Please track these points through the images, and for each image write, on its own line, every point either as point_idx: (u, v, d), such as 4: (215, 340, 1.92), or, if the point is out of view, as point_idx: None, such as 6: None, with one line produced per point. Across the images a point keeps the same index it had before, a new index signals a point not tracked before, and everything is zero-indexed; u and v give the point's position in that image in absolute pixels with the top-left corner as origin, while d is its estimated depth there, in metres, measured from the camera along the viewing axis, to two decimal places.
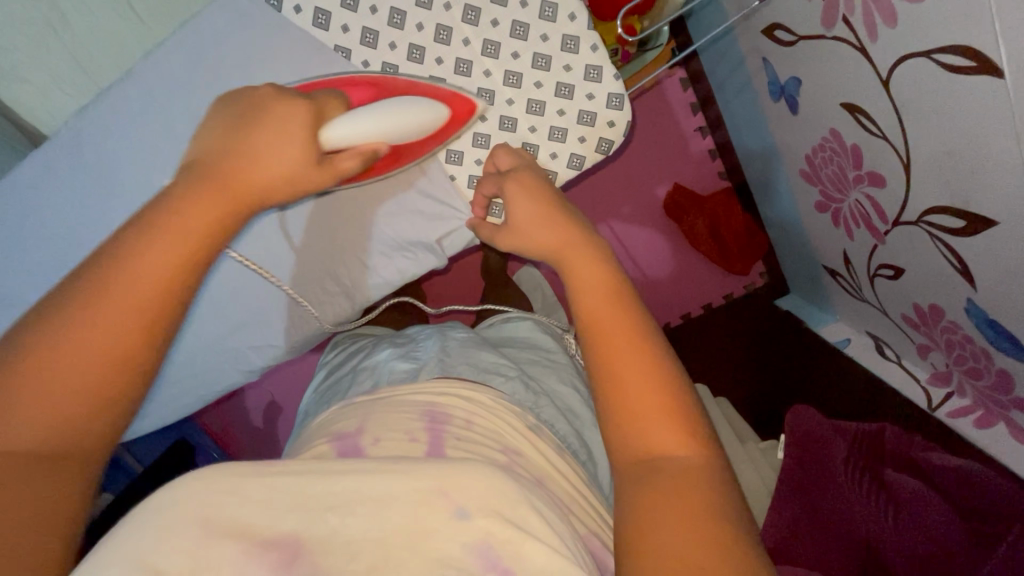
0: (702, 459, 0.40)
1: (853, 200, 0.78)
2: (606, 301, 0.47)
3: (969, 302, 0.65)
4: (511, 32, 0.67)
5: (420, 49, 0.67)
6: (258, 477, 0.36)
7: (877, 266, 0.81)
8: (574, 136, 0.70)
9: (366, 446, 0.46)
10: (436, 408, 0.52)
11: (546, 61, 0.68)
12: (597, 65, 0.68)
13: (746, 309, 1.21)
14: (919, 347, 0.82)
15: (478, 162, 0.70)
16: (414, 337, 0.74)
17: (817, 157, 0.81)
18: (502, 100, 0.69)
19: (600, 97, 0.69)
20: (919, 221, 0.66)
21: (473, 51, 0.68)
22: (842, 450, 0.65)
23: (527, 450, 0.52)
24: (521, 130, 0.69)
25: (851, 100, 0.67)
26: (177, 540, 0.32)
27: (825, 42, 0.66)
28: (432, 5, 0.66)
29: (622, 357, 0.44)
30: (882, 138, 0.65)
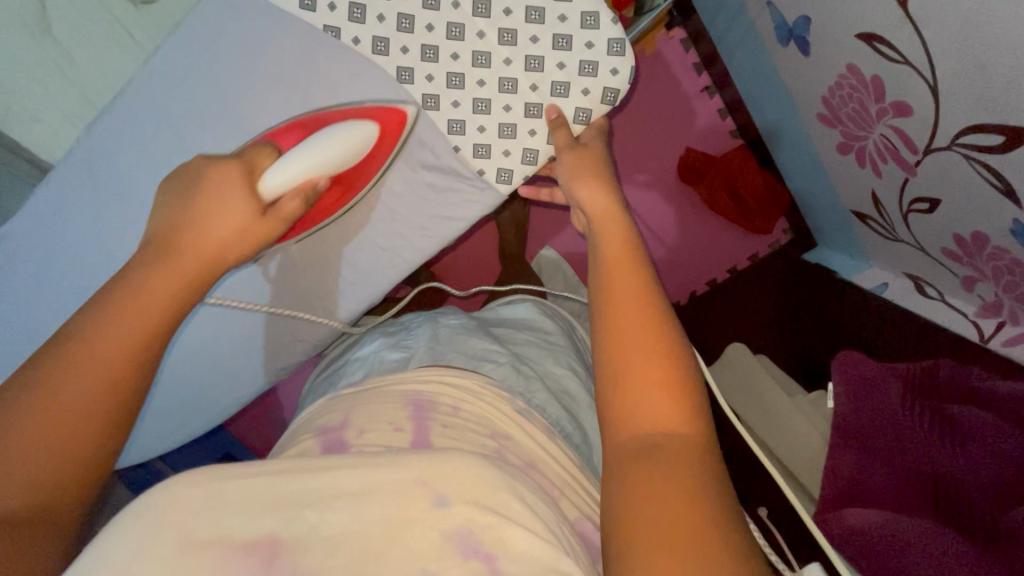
0: (701, 441, 0.41)
1: (877, 135, 0.75)
2: (634, 287, 0.48)
3: (1017, 224, 0.62)
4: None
5: (409, 17, 0.66)
6: (230, 479, 0.37)
7: (910, 202, 0.78)
8: (578, 89, 0.67)
9: (350, 439, 0.47)
10: (421, 396, 0.53)
11: (541, 14, 0.66)
12: (592, 11, 0.65)
13: (754, 273, 1.20)
14: (964, 280, 0.78)
15: (480, 128, 0.70)
16: (406, 325, 0.77)
17: (835, 97, 0.79)
18: (499, 61, 0.67)
19: (600, 45, 0.66)
20: (952, 145, 0.63)
21: (464, 14, 0.66)
22: (895, 390, 0.62)
23: (517, 434, 0.52)
24: (522, 90, 0.68)
25: (867, 29, 0.64)
26: (156, 545, 0.33)
27: None
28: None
29: (635, 337, 0.45)
30: (905, 64, 0.62)
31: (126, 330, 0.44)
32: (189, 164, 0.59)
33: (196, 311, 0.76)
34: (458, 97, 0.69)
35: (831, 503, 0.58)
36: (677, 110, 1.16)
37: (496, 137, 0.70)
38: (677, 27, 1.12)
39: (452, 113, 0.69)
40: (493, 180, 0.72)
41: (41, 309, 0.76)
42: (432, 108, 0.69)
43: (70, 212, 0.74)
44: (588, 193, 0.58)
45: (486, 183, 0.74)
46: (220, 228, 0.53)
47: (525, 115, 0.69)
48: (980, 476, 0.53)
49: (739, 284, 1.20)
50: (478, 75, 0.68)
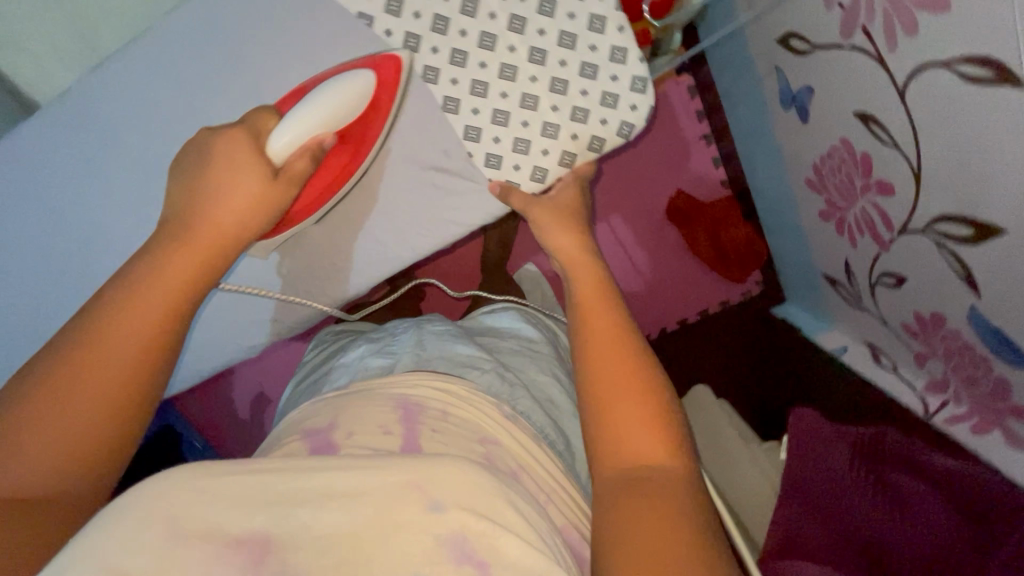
0: (683, 475, 0.43)
1: (858, 208, 0.80)
2: (610, 323, 0.52)
3: (972, 310, 0.66)
4: (538, 9, 0.66)
5: (445, 19, 0.66)
6: (229, 473, 0.37)
7: (879, 275, 0.83)
8: (596, 118, 0.69)
9: (339, 441, 0.48)
10: (410, 400, 0.53)
11: (572, 41, 0.67)
12: (623, 46, 0.67)
13: (723, 319, 1.24)
14: (917, 355, 0.83)
15: (495, 139, 0.70)
16: (391, 331, 0.77)
17: (825, 165, 0.83)
18: (525, 78, 0.68)
19: (624, 80, 0.68)
20: (927, 228, 0.67)
21: (499, 26, 0.67)
22: (843, 452, 0.66)
23: (505, 440, 0.53)
24: (542, 109, 0.68)
25: (864, 109, 0.69)
26: (146, 537, 0.33)
27: (843, 51, 0.67)
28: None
29: (613, 371, 0.48)
30: (893, 147, 0.67)
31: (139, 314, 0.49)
32: (196, 141, 0.62)
33: (212, 296, 0.80)
34: (479, 104, 0.69)
35: (771, 554, 0.59)
36: (673, 153, 1.20)
37: (510, 149, 0.70)
38: (685, 73, 1.17)
39: (471, 119, 0.69)
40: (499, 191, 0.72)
41: (25, 247, 0.76)
42: (451, 110, 0.69)
43: (73, 154, 0.73)
44: (561, 242, 0.63)
45: None
46: (230, 203, 0.58)
47: (542, 133, 0.69)
48: (914, 544, 0.56)
49: (709, 329, 1.24)
50: (502, 87, 0.68)
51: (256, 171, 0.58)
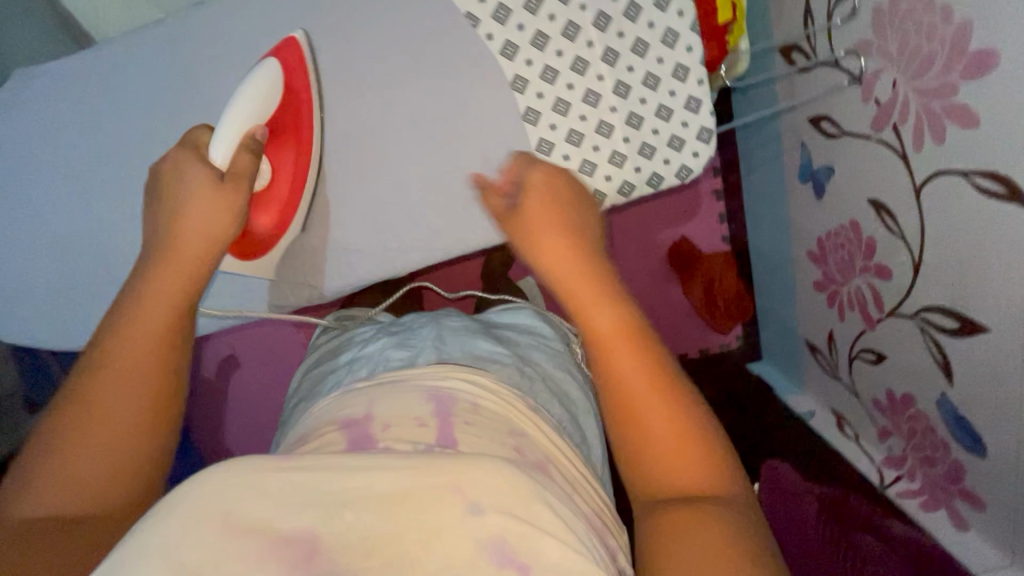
0: (729, 495, 0.43)
1: (853, 285, 0.86)
2: (618, 340, 0.49)
3: (942, 397, 0.73)
4: (632, 47, 0.70)
5: (545, 38, 0.69)
6: (273, 467, 0.38)
7: (860, 350, 0.89)
8: (660, 157, 0.73)
9: (377, 434, 0.51)
10: (442, 393, 0.56)
11: (656, 82, 0.70)
12: (698, 97, 0.71)
13: (702, 366, 1.28)
14: (880, 429, 0.89)
15: (565, 156, 0.72)
16: (409, 325, 0.81)
17: (829, 241, 0.90)
18: (605, 106, 0.71)
19: (693, 127, 0.72)
20: (915, 315, 0.74)
21: (593, 54, 0.70)
22: (811, 507, 0.70)
23: (531, 432, 0.57)
24: (614, 138, 0.72)
25: (879, 197, 0.75)
26: (200, 535, 0.35)
27: (870, 141, 0.74)
28: (570, 3, 0.69)
29: (635, 395, 0.47)
30: (899, 236, 0.73)
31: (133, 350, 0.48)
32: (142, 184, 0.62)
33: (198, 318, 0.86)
34: (557, 121, 0.71)
35: None
36: (684, 202, 1.20)
37: (575, 168, 0.72)
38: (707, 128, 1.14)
39: (546, 133, 0.72)
40: None
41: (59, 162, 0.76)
42: (529, 120, 0.71)
43: (134, 88, 0.74)
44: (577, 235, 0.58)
45: None
46: (195, 219, 0.55)
47: (609, 160, 0.72)
48: None
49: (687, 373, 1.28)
50: (582, 110, 0.71)
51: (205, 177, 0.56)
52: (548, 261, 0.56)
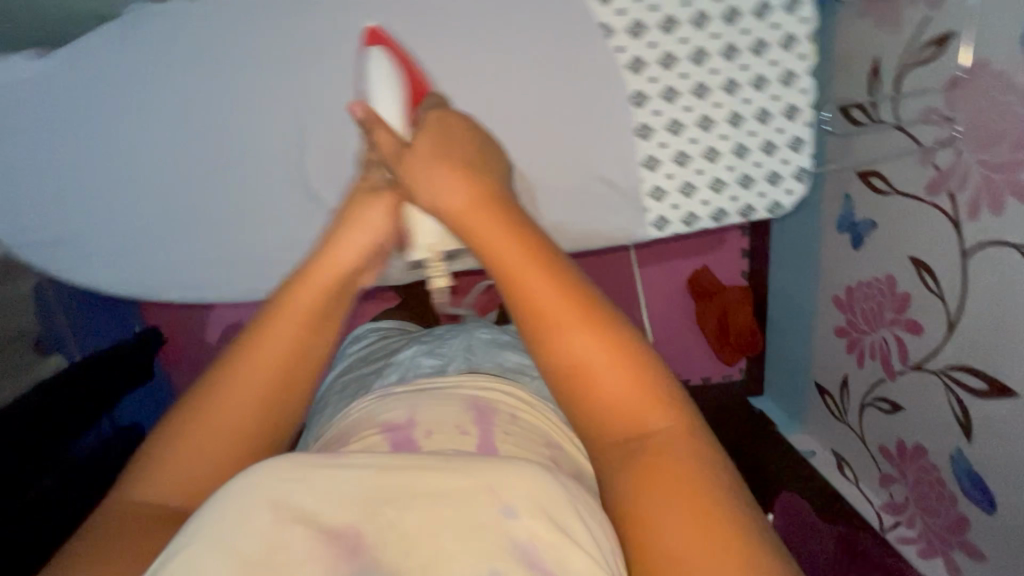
0: (678, 431, 0.40)
1: (879, 335, 0.91)
2: (535, 277, 0.41)
3: (957, 451, 0.77)
4: (752, 82, 0.74)
5: (674, 60, 0.72)
6: (322, 464, 0.37)
7: (876, 398, 0.93)
8: (755, 187, 0.78)
9: (419, 439, 0.53)
10: (483, 402, 0.57)
11: (767, 117, 0.75)
12: (800, 138, 0.77)
13: (707, 396, 1.30)
14: (884, 476, 0.94)
15: (670, 174, 0.77)
16: (439, 335, 0.84)
17: (860, 290, 0.94)
18: (716, 133, 0.75)
19: (790, 165, 0.78)
20: (941, 371, 0.78)
21: (716, 82, 0.73)
22: (824, 538, 0.88)
23: (563, 444, 0.59)
24: (718, 164, 0.77)
25: (921, 256, 0.80)
26: (248, 524, 0.34)
27: (921, 203, 0.78)
28: (704, 29, 0.71)
29: (576, 351, 0.41)
30: (938, 296, 0.77)
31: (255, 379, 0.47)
32: None
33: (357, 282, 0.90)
34: (669, 141, 0.76)
35: None
36: (709, 237, 1.23)
37: (675, 188, 0.78)
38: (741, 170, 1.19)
39: (656, 150, 0.76)
40: (649, 220, 0.80)
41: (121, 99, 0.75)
42: (642, 136, 0.75)
43: (216, 38, 0.73)
44: (444, 184, 0.46)
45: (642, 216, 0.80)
46: (346, 251, 0.51)
47: (709, 184, 0.78)
48: None
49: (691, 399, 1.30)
50: (694, 134, 0.75)
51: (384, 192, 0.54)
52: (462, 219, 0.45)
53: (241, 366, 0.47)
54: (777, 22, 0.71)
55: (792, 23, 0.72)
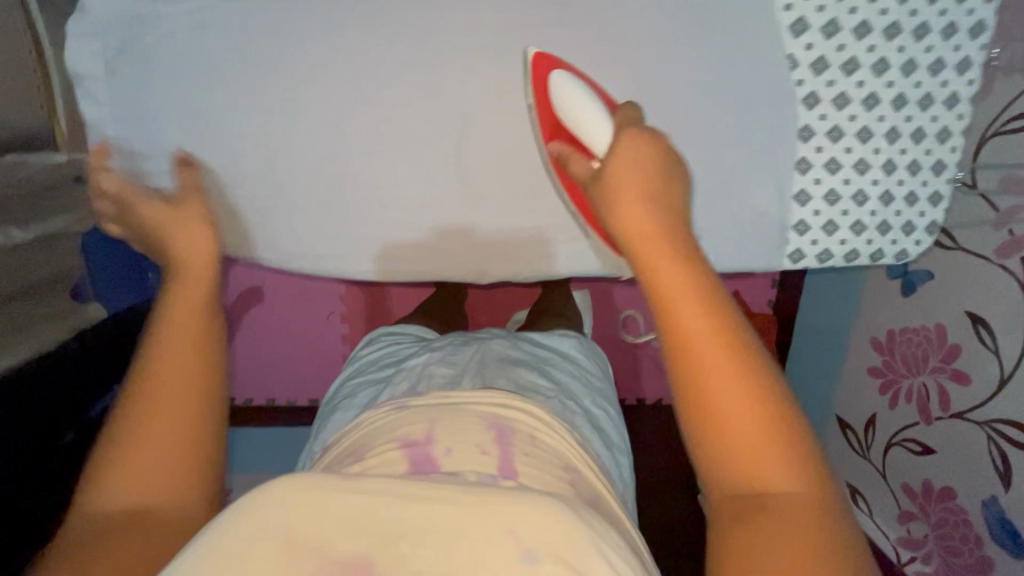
0: (805, 494, 0.39)
1: (919, 381, 0.95)
2: (694, 305, 0.42)
3: (992, 498, 0.83)
4: (913, 133, 0.70)
5: (847, 100, 0.68)
6: (332, 487, 0.39)
7: (904, 438, 0.98)
8: (891, 236, 0.74)
9: (439, 456, 0.55)
10: (503, 422, 0.59)
11: (917, 170, 0.72)
12: (941, 194, 0.73)
13: None
14: (902, 512, 0.99)
15: (816, 211, 0.72)
16: (451, 343, 0.83)
17: (903, 335, 0.99)
18: (869, 178, 0.71)
19: (927, 219, 0.74)
20: (986, 423, 0.83)
21: (881, 127, 0.69)
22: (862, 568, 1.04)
23: (581, 468, 0.60)
24: (864, 208, 0.72)
25: (981, 313, 0.85)
26: (268, 541, 0.37)
27: (990, 264, 0.83)
28: (882, 74, 0.67)
29: (724, 383, 0.41)
30: (994, 352, 0.83)
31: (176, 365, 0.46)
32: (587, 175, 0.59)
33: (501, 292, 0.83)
34: (823, 178, 0.71)
35: None
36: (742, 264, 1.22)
37: (818, 225, 0.73)
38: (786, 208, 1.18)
39: (808, 186, 0.71)
40: (787, 252, 0.74)
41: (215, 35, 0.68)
42: (799, 169, 0.70)
43: None
44: (626, 202, 0.47)
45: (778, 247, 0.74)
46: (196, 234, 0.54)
47: (849, 227, 0.73)
48: None
49: None
50: (848, 175, 0.71)
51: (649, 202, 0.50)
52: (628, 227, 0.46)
53: (162, 353, 0.46)
54: (947, 79, 0.68)
55: (960, 84, 0.69)
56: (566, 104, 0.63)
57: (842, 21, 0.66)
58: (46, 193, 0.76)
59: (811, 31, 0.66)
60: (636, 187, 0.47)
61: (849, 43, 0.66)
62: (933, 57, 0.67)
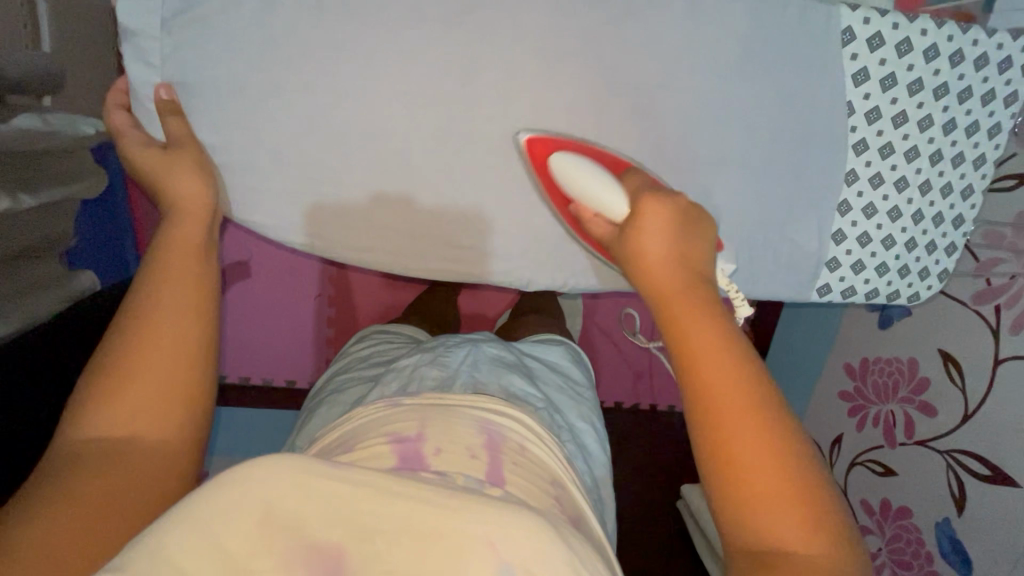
0: (824, 558, 0.38)
1: (887, 408, 1.03)
2: (716, 359, 0.42)
3: (944, 520, 0.91)
4: (942, 188, 0.75)
5: (890, 150, 0.72)
6: (325, 471, 0.35)
7: (868, 459, 1.06)
8: (907, 279, 0.79)
9: (429, 457, 0.47)
10: (493, 427, 0.53)
11: (940, 222, 0.77)
12: (955, 246, 0.80)
13: None
14: (860, 527, 1.08)
15: (846, 250, 0.76)
16: (447, 341, 0.75)
17: (876, 364, 1.07)
18: (898, 225, 0.76)
19: (940, 267, 0.80)
20: (946, 452, 0.92)
21: (916, 179, 0.74)
22: None
23: (568, 483, 0.53)
24: (890, 252, 0.77)
25: (951, 351, 0.92)
26: (240, 522, 0.33)
27: (965, 308, 0.91)
28: (925, 131, 0.72)
29: (747, 442, 0.40)
30: (959, 388, 0.91)
31: (163, 338, 0.46)
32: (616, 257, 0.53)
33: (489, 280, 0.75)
34: (860, 221, 0.75)
35: None
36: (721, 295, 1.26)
37: (848, 263, 0.76)
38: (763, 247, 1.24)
39: (845, 227, 0.74)
40: (816, 285, 0.78)
41: None
42: (840, 210, 0.74)
43: None
44: (653, 226, 0.49)
45: (808, 282, 0.78)
46: (178, 187, 0.56)
47: (875, 267, 0.77)
48: None
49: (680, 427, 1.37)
50: (881, 220, 0.75)
51: (672, 227, 0.49)
52: (654, 270, 0.47)
53: (151, 315, 0.47)
54: (978, 142, 0.74)
55: (988, 147, 0.75)
56: (569, 179, 0.60)
57: (899, 77, 0.70)
58: (64, 154, 0.73)
59: (870, 81, 0.70)
60: (665, 246, 0.48)
61: (902, 98, 0.70)
62: (970, 119, 0.73)
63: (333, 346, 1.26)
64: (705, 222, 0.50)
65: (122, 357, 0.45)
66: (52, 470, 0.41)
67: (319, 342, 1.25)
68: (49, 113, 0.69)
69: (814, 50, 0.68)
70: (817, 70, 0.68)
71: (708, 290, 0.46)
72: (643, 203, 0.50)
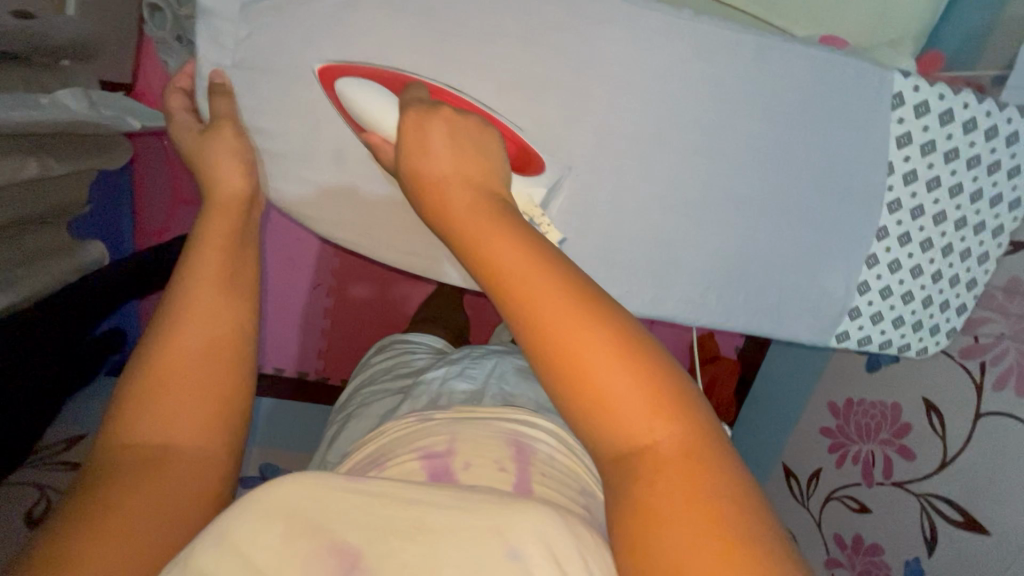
0: (685, 443, 0.32)
1: (867, 448, 1.08)
2: (524, 273, 0.36)
3: (914, 559, 0.96)
4: (962, 252, 0.79)
5: (922, 212, 0.76)
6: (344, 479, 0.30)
7: (843, 495, 1.10)
8: (921, 334, 0.84)
9: (458, 471, 0.44)
10: (521, 439, 0.50)
11: (955, 283, 0.81)
12: (966, 307, 0.84)
13: None
14: (829, 559, 1.11)
15: (869, 300, 0.79)
16: (471, 353, 0.75)
17: (860, 406, 1.11)
18: (919, 282, 0.79)
19: (952, 325, 0.85)
20: (921, 495, 0.97)
21: (942, 242, 0.78)
22: None
23: (596, 496, 0.50)
24: (909, 307, 0.81)
25: (935, 401, 0.97)
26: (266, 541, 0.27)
27: (951, 361, 0.96)
28: (955, 197, 0.76)
29: (580, 350, 0.34)
30: (939, 436, 0.96)
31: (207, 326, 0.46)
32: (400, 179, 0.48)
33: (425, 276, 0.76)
34: (884, 274, 0.78)
35: None
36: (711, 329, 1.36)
37: (868, 313, 0.80)
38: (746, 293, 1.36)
39: (870, 279, 0.78)
40: (836, 331, 0.81)
41: None
42: (868, 263, 0.78)
43: None
44: (431, 144, 0.44)
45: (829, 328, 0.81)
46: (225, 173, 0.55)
47: (892, 319, 0.81)
48: None
49: None
50: (904, 275, 0.79)
51: (455, 145, 0.44)
52: (451, 198, 0.41)
53: (191, 302, 0.46)
54: (999, 213, 0.79)
55: (1007, 218, 0.80)
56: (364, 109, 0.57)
57: (938, 144, 0.73)
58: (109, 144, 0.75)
59: (912, 145, 0.73)
60: (449, 166, 0.43)
61: (938, 163, 0.74)
62: (995, 192, 0.77)
63: (326, 338, 1.23)
64: (486, 135, 0.47)
65: (164, 349, 0.44)
66: (96, 474, 0.39)
67: (313, 332, 1.23)
68: (93, 95, 0.73)
69: (867, 107, 0.70)
70: (858, 125, 0.71)
71: (502, 204, 0.42)
72: (417, 127, 0.46)
